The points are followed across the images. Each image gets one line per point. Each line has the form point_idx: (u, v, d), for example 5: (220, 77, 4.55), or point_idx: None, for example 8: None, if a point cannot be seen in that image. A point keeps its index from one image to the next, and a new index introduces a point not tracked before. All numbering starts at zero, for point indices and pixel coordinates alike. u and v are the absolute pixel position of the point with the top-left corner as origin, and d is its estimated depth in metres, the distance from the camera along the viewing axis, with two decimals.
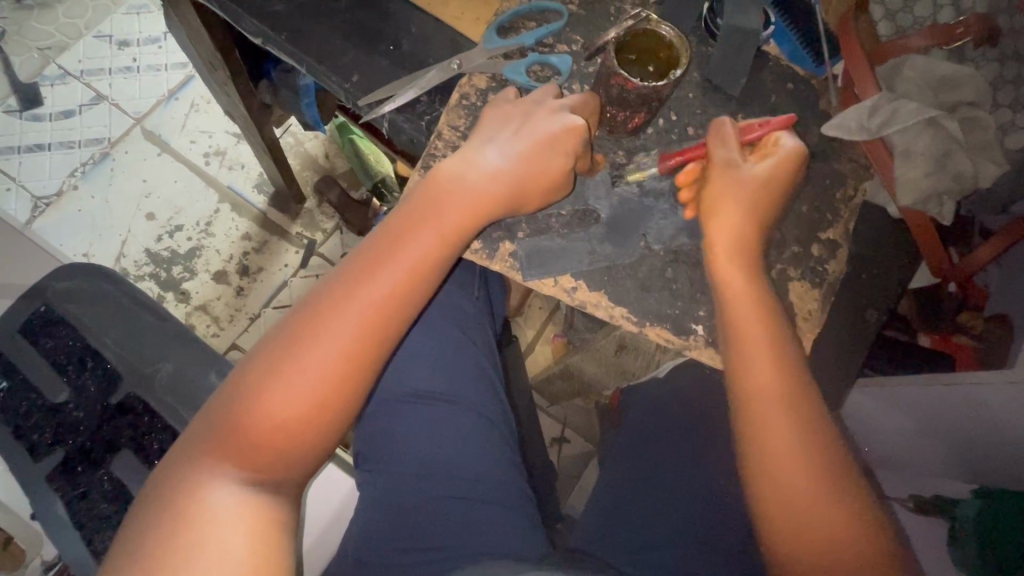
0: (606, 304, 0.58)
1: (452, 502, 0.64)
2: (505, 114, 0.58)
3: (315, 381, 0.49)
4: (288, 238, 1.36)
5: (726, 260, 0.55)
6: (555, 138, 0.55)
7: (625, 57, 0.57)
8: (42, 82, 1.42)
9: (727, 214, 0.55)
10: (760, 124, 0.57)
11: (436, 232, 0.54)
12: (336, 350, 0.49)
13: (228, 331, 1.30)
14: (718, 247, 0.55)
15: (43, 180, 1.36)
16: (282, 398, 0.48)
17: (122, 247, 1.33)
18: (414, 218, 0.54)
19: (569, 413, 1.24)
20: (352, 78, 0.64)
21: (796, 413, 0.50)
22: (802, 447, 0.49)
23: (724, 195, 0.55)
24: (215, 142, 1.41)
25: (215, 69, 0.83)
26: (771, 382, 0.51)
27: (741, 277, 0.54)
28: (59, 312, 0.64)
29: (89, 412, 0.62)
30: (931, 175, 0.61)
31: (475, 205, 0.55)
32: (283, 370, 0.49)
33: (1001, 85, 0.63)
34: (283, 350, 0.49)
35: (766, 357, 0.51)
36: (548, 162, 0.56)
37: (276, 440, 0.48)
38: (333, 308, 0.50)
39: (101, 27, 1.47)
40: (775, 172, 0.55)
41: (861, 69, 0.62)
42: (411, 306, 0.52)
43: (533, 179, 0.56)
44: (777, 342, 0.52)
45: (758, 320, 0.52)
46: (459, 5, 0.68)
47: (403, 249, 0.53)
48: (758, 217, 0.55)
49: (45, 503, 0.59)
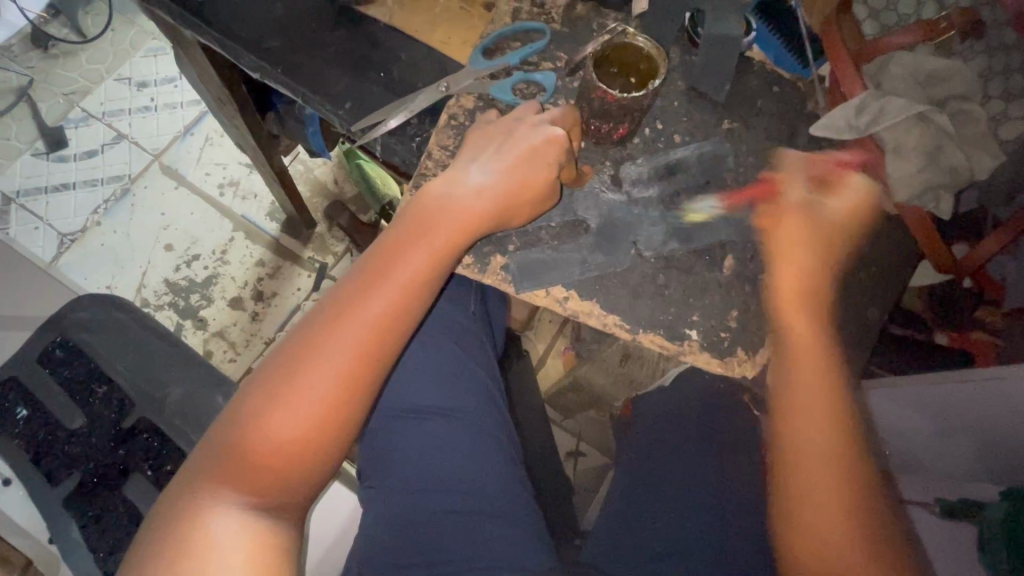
0: (599, 312, 0.58)
1: (454, 519, 0.64)
2: (488, 133, 0.60)
3: (313, 402, 0.50)
4: (300, 263, 1.40)
5: (794, 300, 0.57)
6: (536, 150, 0.57)
7: (608, 70, 0.58)
8: (67, 125, 1.50)
9: (800, 258, 0.58)
10: (834, 161, 0.63)
11: (426, 251, 0.55)
12: (333, 371, 0.50)
13: (245, 356, 1.34)
14: (790, 295, 0.58)
15: (69, 218, 1.43)
16: (282, 418, 0.49)
17: (143, 278, 1.38)
18: (404, 238, 0.56)
19: (584, 427, 1.22)
20: (345, 105, 0.66)
21: (808, 413, 0.54)
22: (821, 444, 0.53)
23: (798, 237, 0.59)
24: (228, 173, 1.46)
25: (224, 104, 0.87)
26: (811, 381, 0.55)
27: (784, 294, 0.58)
28: (75, 341, 0.65)
29: (105, 435, 0.64)
30: (924, 170, 0.61)
31: (463, 221, 0.56)
32: (284, 393, 0.50)
33: (991, 77, 0.63)
34: (281, 373, 0.51)
35: (801, 362, 0.55)
36: (530, 174, 0.57)
37: (277, 463, 0.49)
38: (331, 329, 0.52)
39: (120, 70, 1.55)
40: (856, 210, 0.60)
41: (845, 69, 0.64)
42: (406, 325, 0.54)
43: (516, 192, 0.57)
44: (806, 350, 0.56)
45: (782, 328, 0.57)
46: (446, 30, 0.70)
47: (394, 269, 0.54)
48: (821, 257, 0.58)
49: (62, 527, 0.61)
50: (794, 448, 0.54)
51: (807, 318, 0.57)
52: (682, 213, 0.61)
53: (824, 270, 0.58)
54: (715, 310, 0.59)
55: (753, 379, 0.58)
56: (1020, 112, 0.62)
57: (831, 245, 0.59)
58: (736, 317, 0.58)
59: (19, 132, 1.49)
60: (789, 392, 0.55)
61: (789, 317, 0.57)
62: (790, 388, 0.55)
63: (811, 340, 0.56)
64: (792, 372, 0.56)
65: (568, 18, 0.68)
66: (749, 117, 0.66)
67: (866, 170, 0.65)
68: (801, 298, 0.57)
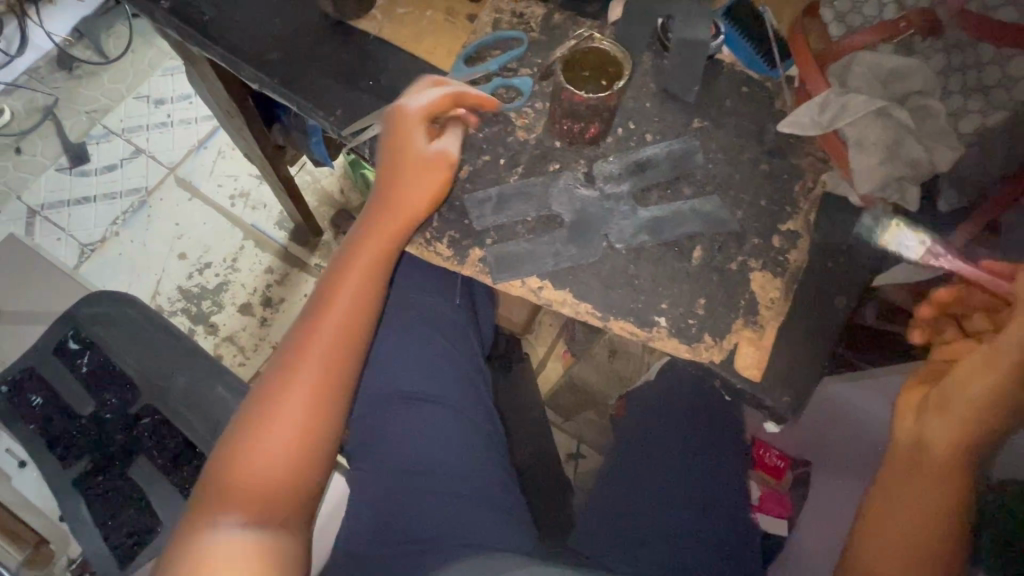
0: (572, 301, 0.61)
1: (454, 500, 0.68)
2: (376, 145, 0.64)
3: (291, 422, 0.53)
4: (307, 270, 1.45)
5: (946, 421, 0.55)
6: (394, 127, 0.60)
7: (580, 74, 0.61)
8: (89, 142, 1.59)
9: (966, 390, 0.54)
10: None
11: (360, 275, 0.59)
12: (300, 404, 0.54)
13: (253, 360, 1.40)
14: (944, 414, 0.56)
15: (90, 229, 1.50)
16: (264, 441, 0.52)
17: (157, 285, 1.45)
18: (354, 260, 0.60)
19: (584, 429, 1.23)
20: (336, 111, 0.71)
21: (909, 515, 0.56)
22: (909, 550, 0.55)
23: (980, 369, 0.54)
24: (240, 184, 1.53)
25: (232, 116, 0.93)
26: (927, 493, 0.56)
27: (939, 416, 0.56)
28: (87, 334, 0.69)
29: (116, 421, 0.69)
30: (885, 162, 0.63)
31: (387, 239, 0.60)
32: (264, 418, 0.53)
33: (951, 73, 0.64)
34: (259, 403, 0.54)
35: (929, 473, 0.56)
36: (405, 151, 0.60)
37: (266, 479, 0.52)
38: (289, 373, 0.55)
39: (140, 89, 1.63)
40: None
41: (812, 71, 0.66)
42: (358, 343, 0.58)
43: (401, 176, 0.60)
44: (936, 466, 0.56)
45: (925, 437, 0.57)
46: (431, 41, 0.74)
47: (339, 293, 0.58)
48: (1002, 396, 0.53)
49: (70, 506, 0.66)
50: (875, 536, 0.57)
51: (960, 442, 0.55)
52: (652, 208, 0.64)
53: (996, 407, 0.53)
54: (683, 299, 0.61)
55: (720, 364, 0.60)
56: (978, 105, 0.63)
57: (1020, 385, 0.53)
58: (704, 305, 0.61)
59: (45, 148, 1.58)
60: (895, 489, 0.57)
61: (935, 432, 0.56)
62: (900, 487, 0.57)
63: (950, 463, 0.55)
64: (909, 475, 0.57)
65: (545, 27, 0.72)
66: (718, 116, 0.69)
67: (833, 165, 0.67)
68: (964, 424, 0.55)
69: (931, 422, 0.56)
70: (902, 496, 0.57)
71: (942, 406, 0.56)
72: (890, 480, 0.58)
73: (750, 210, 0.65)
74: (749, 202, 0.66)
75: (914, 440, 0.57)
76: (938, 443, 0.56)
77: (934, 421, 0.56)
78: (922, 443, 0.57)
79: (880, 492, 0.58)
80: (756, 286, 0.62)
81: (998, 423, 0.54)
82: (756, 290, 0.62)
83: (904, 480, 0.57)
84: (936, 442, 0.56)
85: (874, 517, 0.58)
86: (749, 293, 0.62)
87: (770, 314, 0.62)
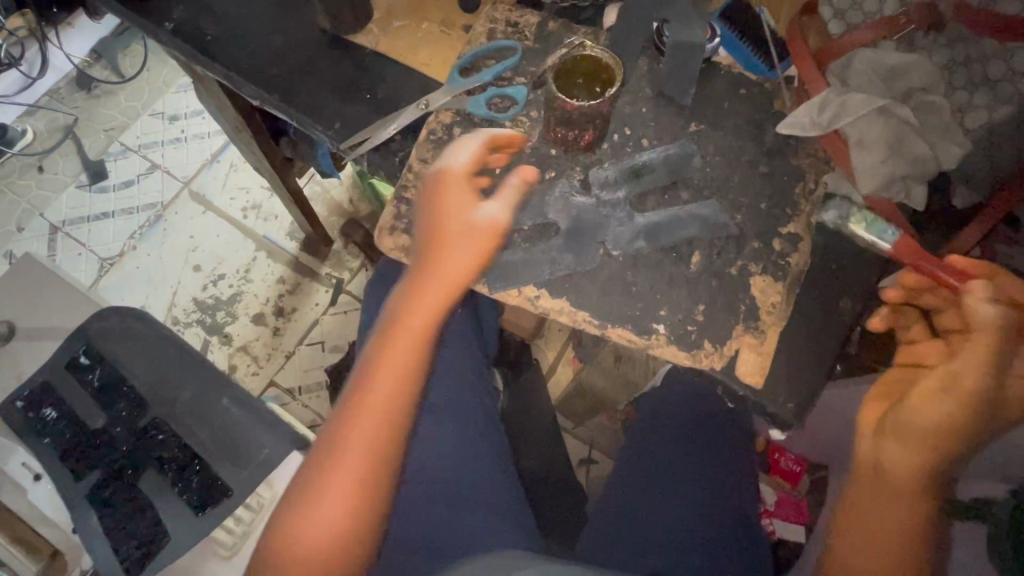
0: (569, 309, 0.61)
1: (438, 505, 0.69)
2: (460, 176, 0.62)
3: (341, 492, 0.55)
4: (318, 279, 1.47)
5: (906, 438, 0.56)
6: (450, 182, 0.62)
7: (574, 81, 0.62)
8: (108, 159, 1.63)
9: (924, 404, 0.56)
10: None
11: (416, 330, 0.60)
12: (342, 496, 0.55)
13: (267, 369, 1.42)
14: (908, 429, 0.56)
15: (109, 243, 1.55)
16: (316, 513, 0.54)
17: (174, 297, 1.48)
18: (393, 324, 0.60)
19: (597, 434, 1.23)
20: (334, 125, 0.71)
21: (880, 528, 0.55)
22: (885, 566, 0.54)
23: (935, 385, 0.56)
24: (252, 197, 1.56)
25: (240, 131, 0.95)
26: (900, 509, 0.55)
27: (905, 436, 0.56)
28: (99, 349, 0.71)
29: (125, 434, 0.70)
30: (888, 160, 0.62)
31: (421, 325, 0.60)
32: (318, 487, 0.55)
33: (955, 68, 0.63)
34: (317, 473, 0.56)
35: (900, 488, 0.56)
36: (450, 207, 0.61)
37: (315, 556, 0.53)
38: (343, 439, 0.56)
39: (155, 106, 1.67)
40: (978, 349, 0.55)
41: (809, 70, 0.65)
42: (382, 475, 0.56)
43: (442, 235, 0.61)
44: (902, 480, 0.56)
45: (886, 450, 0.57)
46: (427, 52, 0.75)
47: (390, 356, 0.59)
48: (959, 413, 0.55)
49: (83, 519, 0.67)
50: (852, 546, 0.56)
51: (924, 456, 0.55)
52: (649, 213, 0.64)
53: (959, 419, 0.55)
54: (682, 304, 0.61)
55: (721, 370, 0.60)
56: (984, 100, 0.62)
57: (979, 394, 0.54)
58: (703, 311, 0.61)
59: (66, 166, 1.63)
60: (859, 504, 0.58)
61: (901, 444, 0.56)
62: (867, 501, 0.57)
63: (917, 476, 0.56)
64: (880, 489, 0.57)
65: (539, 35, 0.72)
66: (715, 119, 0.68)
67: (835, 166, 0.66)
68: (928, 439, 0.55)
69: (894, 437, 0.57)
70: (872, 513, 0.56)
71: (901, 418, 0.57)
72: (858, 496, 0.58)
73: (750, 213, 0.64)
74: (749, 206, 0.65)
75: (880, 457, 0.58)
76: (902, 460, 0.56)
77: (899, 435, 0.57)
78: (882, 461, 0.57)
79: (848, 508, 0.58)
80: (757, 290, 0.61)
81: (959, 443, 0.55)
82: (757, 294, 0.61)
83: (873, 495, 0.57)
84: (903, 455, 0.56)
85: (849, 531, 0.57)
86: (748, 297, 0.61)
87: (772, 319, 0.61)
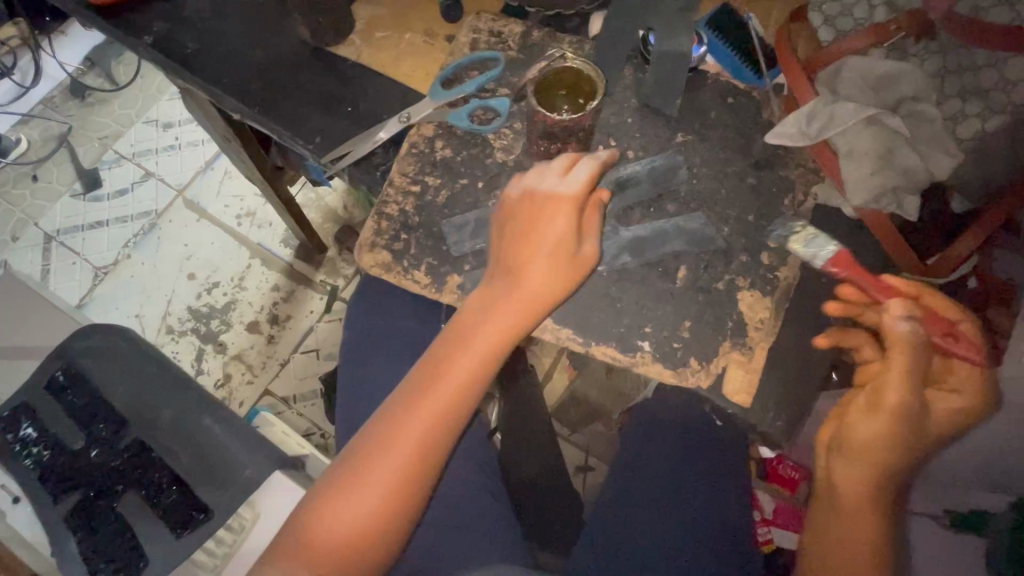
0: (552, 326, 0.60)
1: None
2: (541, 172, 0.58)
3: (377, 490, 0.52)
4: (313, 286, 1.46)
5: (850, 458, 0.56)
6: (544, 198, 0.56)
7: (556, 93, 0.60)
8: (101, 167, 1.62)
9: (862, 423, 0.55)
10: (956, 339, 0.55)
11: (487, 341, 0.55)
12: (376, 496, 0.52)
13: (262, 378, 1.41)
14: (852, 448, 0.56)
15: (103, 252, 1.54)
16: (347, 504, 0.52)
17: (168, 306, 1.47)
18: (457, 329, 0.56)
19: (593, 441, 1.21)
20: (315, 139, 0.70)
21: (838, 552, 0.55)
22: None
23: (869, 400, 0.55)
24: (246, 205, 1.55)
25: (228, 140, 0.94)
26: (862, 532, 0.54)
27: (851, 458, 0.56)
28: (80, 368, 0.71)
29: (105, 455, 0.69)
30: (878, 172, 0.61)
31: (501, 339, 0.54)
32: (356, 479, 0.52)
33: (946, 77, 0.62)
34: (355, 463, 0.53)
35: (856, 511, 0.55)
36: (535, 222, 0.56)
37: (335, 550, 0.51)
38: (393, 431, 0.53)
39: (149, 114, 1.67)
40: (899, 361, 0.53)
41: (798, 79, 0.63)
42: (418, 486, 0.53)
43: (533, 242, 0.56)
44: (857, 501, 0.55)
45: (833, 471, 0.57)
46: (410, 63, 0.74)
47: (456, 358, 0.55)
48: (892, 427, 0.53)
49: (62, 541, 0.66)
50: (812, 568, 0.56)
51: (869, 474, 0.55)
52: (634, 227, 0.62)
53: (895, 433, 0.53)
54: (668, 320, 0.60)
55: (709, 388, 0.58)
56: (976, 109, 0.60)
57: (909, 401, 0.53)
58: (690, 326, 0.59)
59: (60, 175, 1.62)
60: (819, 528, 0.57)
61: (844, 465, 0.56)
62: (827, 526, 0.56)
63: (869, 496, 0.55)
64: (840, 512, 0.56)
65: (523, 44, 0.71)
66: (702, 129, 0.67)
67: (824, 176, 0.64)
68: (870, 458, 0.55)
69: (840, 458, 0.57)
70: (833, 536, 0.55)
71: (845, 437, 0.56)
72: (819, 521, 0.58)
73: (738, 225, 0.63)
74: (737, 218, 0.63)
75: (832, 477, 0.57)
76: (850, 482, 0.56)
77: (846, 456, 0.56)
78: (833, 483, 0.57)
79: (811, 533, 0.58)
80: (744, 305, 0.60)
81: (903, 458, 0.54)
82: (745, 309, 0.60)
83: (829, 517, 0.57)
84: (849, 475, 0.56)
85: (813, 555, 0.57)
86: (736, 312, 0.60)
87: (760, 335, 0.59)
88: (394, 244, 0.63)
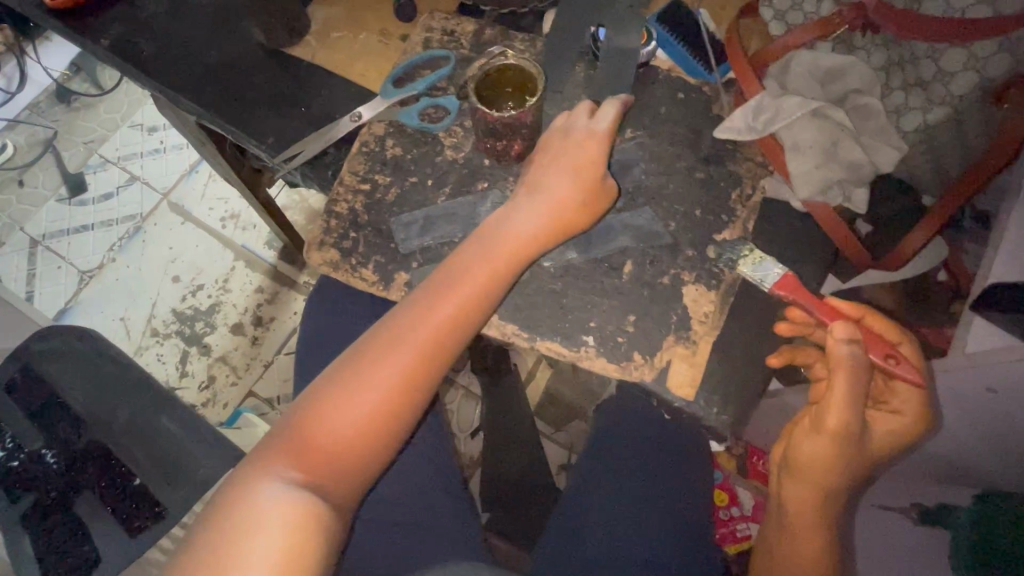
0: (498, 322, 0.60)
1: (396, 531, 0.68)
2: (568, 116, 0.62)
3: (383, 387, 0.52)
4: (296, 288, 1.47)
5: (799, 476, 0.58)
6: (572, 138, 0.60)
7: (501, 91, 0.61)
8: (86, 171, 1.63)
9: (807, 443, 0.57)
10: (898, 362, 0.55)
11: (507, 253, 0.57)
12: (382, 392, 0.52)
13: (245, 379, 1.41)
14: (803, 468, 0.57)
15: (88, 256, 1.54)
16: (351, 402, 0.51)
17: (152, 309, 1.48)
18: (475, 247, 0.57)
19: (575, 438, 1.19)
20: (268, 139, 0.70)
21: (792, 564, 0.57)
22: None
23: (814, 422, 0.56)
24: (230, 207, 1.55)
25: (201, 142, 0.92)
26: (812, 545, 0.57)
27: (802, 477, 0.57)
28: (38, 370, 0.71)
29: (62, 457, 0.69)
30: (822, 165, 0.62)
31: (517, 252, 0.57)
32: (361, 376, 0.52)
33: (889, 70, 0.62)
34: (361, 361, 0.53)
35: (806, 526, 0.57)
36: (569, 155, 0.60)
37: (332, 454, 0.50)
38: (404, 330, 0.54)
39: (133, 118, 1.67)
40: (844, 385, 0.53)
41: (747, 75, 0.63)
42: (422, 389, 0.54)
43: (564, 172, 0.60)
44: (807, 515, 0.57)
45: (785, 487, 0.59)
46: (364, 64, 0.75)
47: (474, 267, 0.56)
48: (838, 448, 0.55)
49: (14, 545, 0.66)
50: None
51: (817, 491, 0.57)
52: None
53: (839, 453, 0.55)
54: (614, 315, 0.60)
55: (653, 382, 0.58)
56: (919, 102, 0.61)
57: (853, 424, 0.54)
58: (634, 322, 0.60)
59: (46, 180, 1.63)
60: (776, 542, 0.60)
61: (796, 484, 0.58)
62: (782, 542, 0.59)
63: (820, 511, 0.57)
64: (793, 528, 0.58)
65: (476, 43, 0.71)
66: (651, 125, 0.67)
67: (772, 170, 0.64)
68: (817, 477, 0.57)
69: (790, 476, 0.58)
70: (791, 550, 0.58)
71: (793, 456, 0.58)
72: (776, 535, 0.60)
73: (684, 220, 0.63)
74: (684, 213, 0.63)
75: (786, 495, 0.59)
76: (801, 498, 0.58)
77: (798, 476, 0.58)
78: (786, 499, 0.59)
79: (769, 547, 0.61)
80: (689, 299, 0.60)
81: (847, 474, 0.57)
82: (690, 304, 0.60)
83: (783, 532, 0.59)
84: (799, 493, 0.58)
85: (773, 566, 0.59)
86: (682, 306, 0.60)
87: (704, 330, 0.59)
88: (343, 243, 0.64)
